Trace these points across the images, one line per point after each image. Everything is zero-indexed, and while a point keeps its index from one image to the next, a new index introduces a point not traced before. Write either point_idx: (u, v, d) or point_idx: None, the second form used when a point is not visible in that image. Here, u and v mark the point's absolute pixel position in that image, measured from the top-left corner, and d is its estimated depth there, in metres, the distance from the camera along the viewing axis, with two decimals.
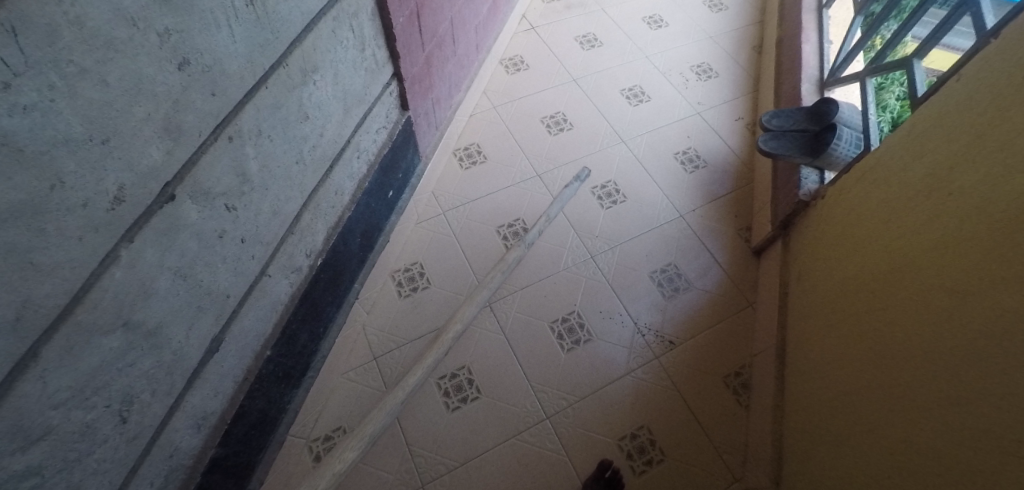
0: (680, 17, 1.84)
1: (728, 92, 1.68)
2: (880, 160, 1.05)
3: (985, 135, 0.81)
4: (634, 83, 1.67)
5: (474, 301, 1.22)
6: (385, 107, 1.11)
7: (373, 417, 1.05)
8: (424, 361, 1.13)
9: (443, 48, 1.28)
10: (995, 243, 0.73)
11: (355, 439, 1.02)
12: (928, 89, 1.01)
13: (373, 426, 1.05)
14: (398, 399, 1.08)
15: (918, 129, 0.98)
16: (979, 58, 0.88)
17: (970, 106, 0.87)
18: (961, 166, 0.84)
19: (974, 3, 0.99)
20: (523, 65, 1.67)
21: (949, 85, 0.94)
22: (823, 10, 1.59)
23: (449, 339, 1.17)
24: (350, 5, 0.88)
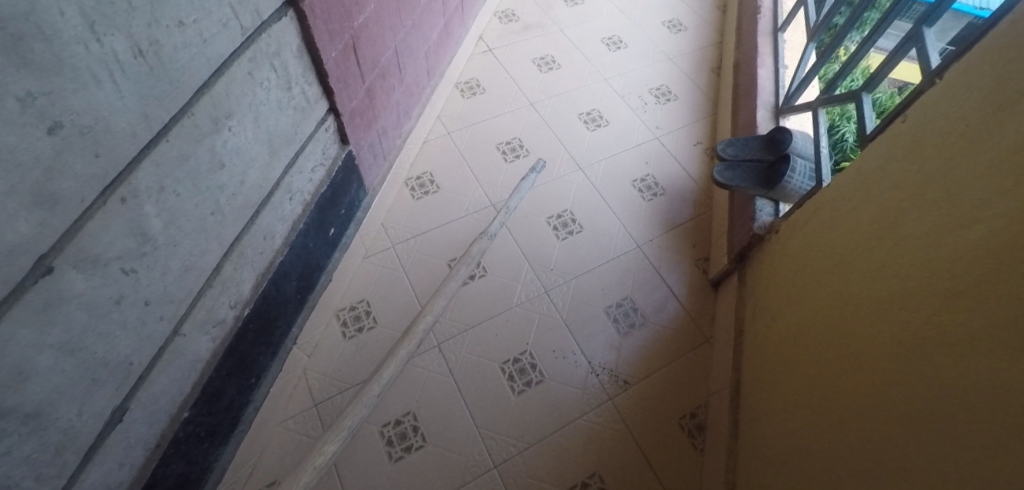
0: (640, 38, 1.81)
1: (686, 116, 1.66)
2: (830, 199, 1.03)
3: (929, 184, 0.79)
4: (592, 106, 1.64)
5: (443, 294, 1.22)
6: (321, 144, 1.06)
7: (351, 410, 1.03)
8: (397, 357, 1.12)
9: (387, 78, 1.23)
10: (940, 303, 0.70)
11: (335, 434, 1.00)
12: (877, 127, 0.99)
13: (352, 420, 1.03)
14: (374, 392, 1.06)
15: (869, 167, 0.94)
16: (925, 102, 0.86)
17: (919, 150, 0.84)
18: (908, 216, 0.81)
19: (920, 39, 0.96)
20: (478, 89, 1.64)
21: (896, 127, 0.91)
22: (778, 33, 1.58)
23: (418, 334, 1.16)
24: (270, 44, 0.83)
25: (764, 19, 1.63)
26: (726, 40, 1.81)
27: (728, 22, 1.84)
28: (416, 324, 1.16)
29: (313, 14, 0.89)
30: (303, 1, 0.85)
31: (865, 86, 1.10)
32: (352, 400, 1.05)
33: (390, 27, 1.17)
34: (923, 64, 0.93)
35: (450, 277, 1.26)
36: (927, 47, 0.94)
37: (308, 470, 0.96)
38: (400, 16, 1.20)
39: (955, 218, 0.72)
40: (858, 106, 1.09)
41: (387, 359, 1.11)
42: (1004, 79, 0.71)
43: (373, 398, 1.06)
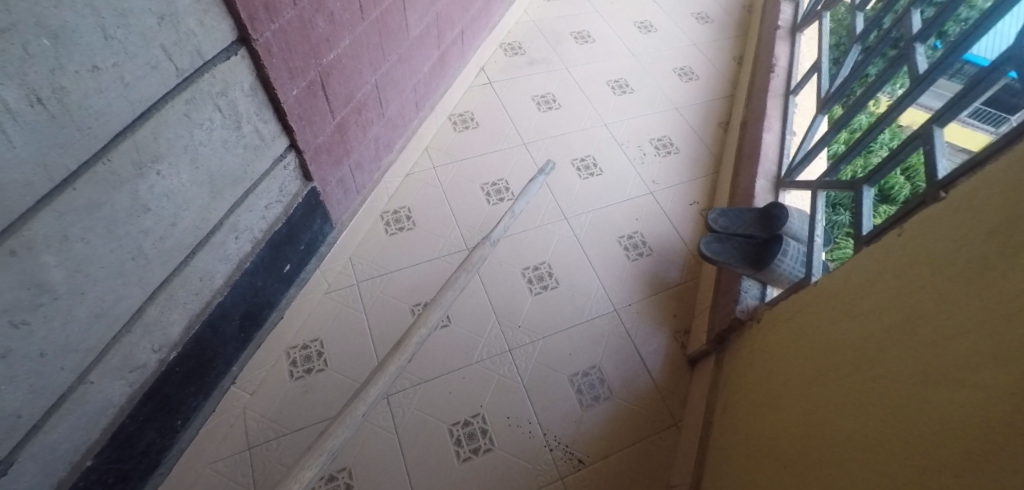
0: (647, 85, 1.76)
1: (685, 171, 1.59)
2: (813, 301, 0.92)
3: (907, 318, 0.67)
4: (587, 153, 1.58)
5: (438, 307, 1.18)
6: (278, 182, 1.01)
7: (334, 433, 0.95)
8: (388, 370, 1.07)
9: (364, 113, 1.18)
10: (905, 477, 0.59)
11: (314, 457, 0.90)
12: (873, 230, 0.88)
13: (334, 442, 0.94)
14: (360, 410, 0.99)
15: (867, 257, 0.81)
16: (918, 216, 0.74)
17: (920, 260, 0.69)
18: (884, 352, 0.69)
19: (929, 139, 0.85)
20: (472, 123, 1.61)
21: (888, 237, 0.78)
22: (789, 96, 1.51)
23: (413, 345, 1.12)
24: (215, 84, 0.78)
25: (777, 79, 1.56)
26: (736, 97, 1.76)
27: (741, 79, 1.79)
28: (412, 334, 1.11)
29: (269, 54, 0.84)
30: (255, 40, 0.80)
31: (867, 179, 0.98)
32: (335, 419, 0.97)
33: (371, 62, 1.12)
34: (927, 169, 0.81)
35: (450, 284, 1.23)
36: (935, 151, 0.83)
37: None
38: (384, 51, 1.15)
39: (930, 378, 0.61)
40: (857, 202, 0.98)
41: (377, 373, 1.05)
42: (1004, 223, 0.58)
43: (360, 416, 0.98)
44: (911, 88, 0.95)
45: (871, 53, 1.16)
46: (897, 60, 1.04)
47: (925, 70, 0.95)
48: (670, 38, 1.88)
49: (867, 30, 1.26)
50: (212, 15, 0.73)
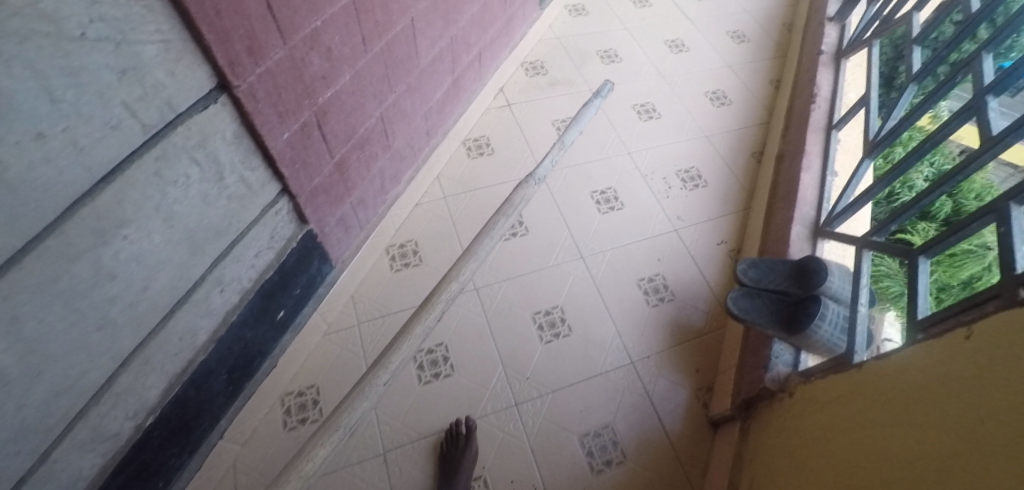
0: (676, 110, 1.65)
1: (713, 206, 1.48)
2: (852, 387, 0.84)
3: (962, 442, 0.59)
4: (608, 184, 1.47)
5: (475, 256, 1.17)
6: (269, 228, 0.93)
7: (351, 405, 0.93)
8: (414, 333, 1.04)
9: (367, 148, 1.10)
10: None
11: (328, 433, 0.88)
12: (933, 317, 0.77)
13: (350, 417, 0.91)
14: (381, 380, 0.97)
15: (915, 360, 0.73)
16: (984, 317, 0.65)
17: (978, 373, 0.61)
18: (932, 475, 0.61)
19: (1007, 220, 0.73)
20: (487, 149, 1.52)
21: (953, 335, 0.68)
22: (830, 131, 1.40)
23: (441, 303, 1.09)
24: (190, 137, 0.70)
25: (818, 111, 1.45)
26: (771, 126, 1.65)
27: (778, 107, 1.67)
28: (439, 293, 1.08)
29: (253, 100, 0.76)
30: (237, 86, 0.72)
31: (923, 249, 0.87)
32: (354, 389, 0.96)
33: (376, 95, 1.04)
34: (1005, 257, 0.70)
35: (487, 231, 1.22)
36: (1015, 236, 0.71)
37: (311, 463, 0.84)
38: (391, 81, 1.07)
39: None
40: (912, 274, 0.87)
41: (402, 336, 1.03)
42: None
43: (380, 386, 0.97)
44: (980, 151, 0.82)
45: (928, 98, 1.03)
46: (964, 112, 0.91)
47: (997, 131, 0.82)
48: (703, 59, 1.78)
49: (924, 69, 1.12)
50: (184, 63, 0.65)
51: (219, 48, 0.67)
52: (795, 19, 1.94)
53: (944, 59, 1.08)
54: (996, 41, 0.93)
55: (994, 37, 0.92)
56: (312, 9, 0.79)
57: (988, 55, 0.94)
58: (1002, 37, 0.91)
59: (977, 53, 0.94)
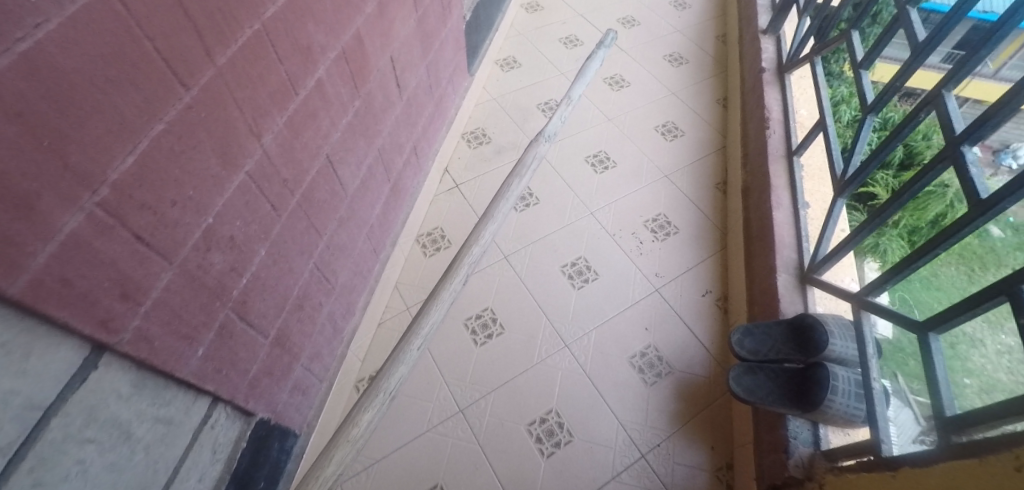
0: (629, 152, 1.61)
1: (689, 254, 1.41)
2: None
3: None
4: (578, 254, 1.38)
5: (492, 217, 1.12)
6: (208, 446, 0.78)
7: (391, 370, 0.89)
8: (438, 303, 0.97)
9: (308, 304, 0.98)
10: None
11: (371, 399, 0.85)
12: (969, 422, 0.67)
13: (390, 382, 0.88)
14: (414, 347, 0.92)
15: (962, 481, 0.60)
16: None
17: None
18: None
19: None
20: (443, 242, 1.42)
21: (997, 459, 0.57)
22: (793, 157, 1.34)
23: (464, 267, 1.02)
24: (74, 416, 0.56)
25: (775, 139, 1.40)
26: (727, 150, 1.64)
27: (730, 127, 1.67)
28: (460, 257, 1.00)
29: (148, 341, 0.63)
30: (119, 340, 0.59)
31: (932, 325, 0.77)
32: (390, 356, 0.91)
33: (304, 252, 0.92)
34: None
35: (504, 193, 1.19)
36: None
37: (358, 429, 0.82)
38: (320, 227, 0.95)
39: None
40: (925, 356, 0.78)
41: (429, 304, 0.97)
42: None
43: (414, 353, 0.92)
44: (969, 217, 0.73)
45: (890, 138, 0.96)
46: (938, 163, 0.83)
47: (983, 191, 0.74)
48: (647, 92, 1.78)
49: (878, 100, 1.05)
50: (36, 357, 0.50)
51: (81, 318, 0.54)
52: (726, 30, 1.98)
53: (898, 89, 1.02)
54: (954, 77, 0.86)
55: (951, 73, 0.86)
56: (199, 212, 0.66)
57: (949, 92, 0.87)
58: (962, 73, 0.84)
59: (937, 91, 0.87)
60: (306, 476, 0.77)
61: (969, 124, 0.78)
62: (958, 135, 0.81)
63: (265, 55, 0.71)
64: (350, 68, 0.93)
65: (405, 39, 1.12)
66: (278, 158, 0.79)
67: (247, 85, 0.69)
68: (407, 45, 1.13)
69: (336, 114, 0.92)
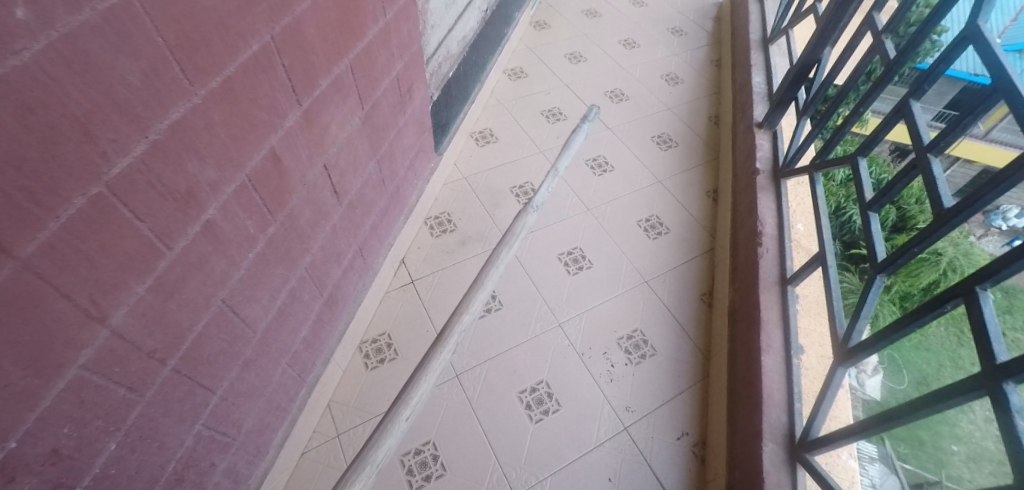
0: (607, 252, 1.45)
1: (666, 383, 1.25)
2: None
3: None
4: (539, 377, 1.22)
5: (481, 289, 0.98)
6: None
7: (383, 435, 0.74)
8: (429, 371, 0.82)
9: (193, 472, 0.79)
10: None
11: (354, 473, 0.69)
12: None
13: (380, 452, 0.72)
14: (406, 416, 0.76)
15: None
16: None
17: None
18: None
19: None
20: (389, 352, 1.24)
21: None
22: (787, 286, 1.16)
23: (452, 339, 0.88)
24: None
25: (767, 257, 1.23)
26: (715, 255, 1.48)
27: (719, 227, 1.52)
28: (450, 326, 0.87)
29: None
30: None
31: None
32: (378, 424, 0.75)
33: (183, 420, 0.73)
34: None
35: (492, 261, 1.06)
36: None
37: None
38: (209, 383, 0.76)
39: None
40: None
41: (419, 371, 0.82)
42: None
43: (403, 427, 0.75)
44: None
45: (903, 323, 0.78)
46: (973, 391, 0.64)
47: None
48: (632, 179, 1.63)
49: (888, 262, 0.84)
50: None
51: None
52: (719, 111, 1.86)
53: (914, 257, 0.80)
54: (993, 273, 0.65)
55: (990, 270, 0.65)
56: None
57: (987, 290, 0.66)
58: (1003, 274, 0.63)
59: (970, 287, 0.67)
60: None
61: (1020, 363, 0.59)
62: (1002, 365, 0.61)
63: (112, 219, 0.53)
64: (264, 194, 0.75)
65: (345, 140, 0.96)
66: (139, 332, 0.60)
67: (81, 264, 0.51)
68: (350, 145, 0.98)
69: (240, 250, 0.74)
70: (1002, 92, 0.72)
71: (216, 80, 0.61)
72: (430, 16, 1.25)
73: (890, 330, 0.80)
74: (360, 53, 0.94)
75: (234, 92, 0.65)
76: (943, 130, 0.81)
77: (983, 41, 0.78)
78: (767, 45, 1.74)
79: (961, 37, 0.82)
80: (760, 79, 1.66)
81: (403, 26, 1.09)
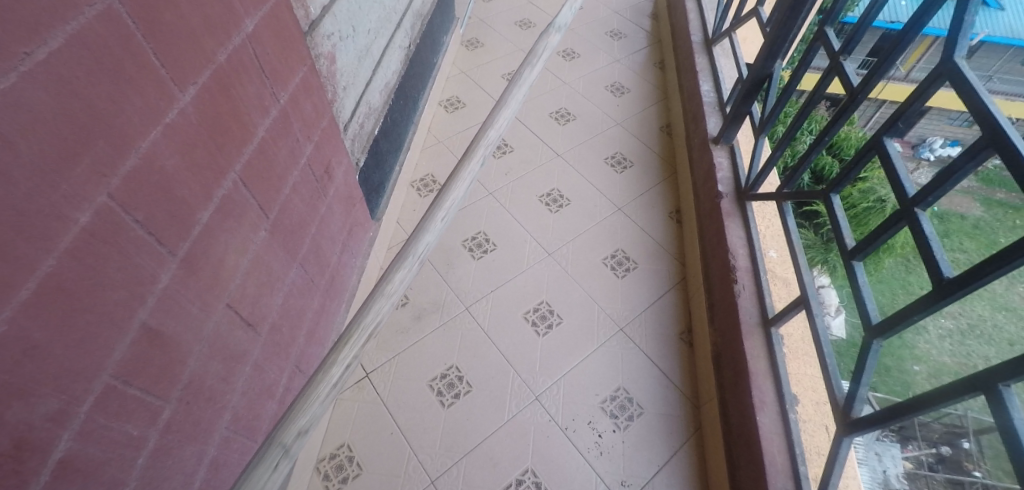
0: (577, 301, 1.34)
1: (661, 446, 1.15)
2: None
3: None
4: (523, 465, 1.10)
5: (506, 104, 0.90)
6: None
7: (425, 224, 0.72)
8: (462, 176, 0.79)
9: None
10: None
11: (402, 259, 0.68)
12: None
13: (425, 239, 0.72)
14: (442, 215, 0.74)
15: None
16: None
17: None
18: None
19: None
20: (350, 467, 1.08)
21: None
22: (770, 328, 1.07)
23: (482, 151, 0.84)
24: None
25: (744, 293, 1.13)
26: (688, 284, 1.38)
27: (688, 253, 1.41)
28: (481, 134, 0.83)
29: None
30: None
31: None
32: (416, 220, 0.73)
33: None
34: None
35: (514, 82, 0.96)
36: None
37: (371, 328, 0.63)
38: None
39: None
40: None
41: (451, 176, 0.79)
42: None
43: (442, 223, 0.74)
44: None
45: (911, 405, 0.69)
46: None
47: None
48: (591, 210, 1.52)
49: (885, 328, 0.76)
50: None
51: None
52: (670, 118, 1.77)
53: (913, 324, 0.72)
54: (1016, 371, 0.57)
55: (1016, 366, 0.57)
56: None
57: (1010, 385, 0.59)
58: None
59: (992, 382, 0.60)
60: (299, 396, 0.57)
61: None
62: None
63: None
64: (139, 385, 0.59)
65: (250, 263, 0.79)
66: None
67: None
68: (256, 266, 0.81)
69: (117, 464, 0.57)
70: (995, 148, 0.63)
71: (26, 288, 0.45)
72: (340, 77, 1.07)
73: (896, 411, 0.72)
74: (251, 158, 0.77)
75: (64, 288, 0.48)
76: (929, 182, 0.72)
77: (966, 83, 0.69)
78: (710, 48, 1.66)
79: (936, 73, 0.73)
80: (708, 87, 1.57)
81: (306, 103, 0.92)
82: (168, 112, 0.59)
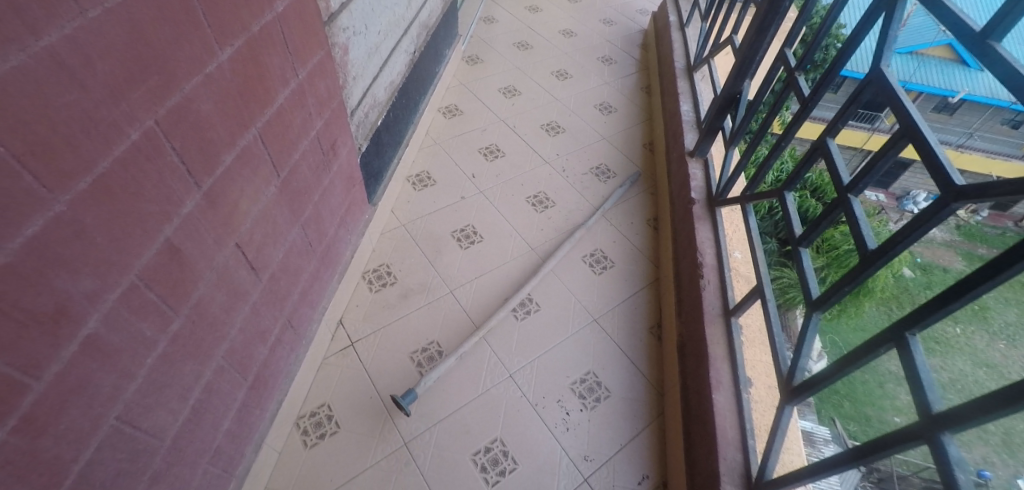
0: (554, 292, 1.43)
1: (625, 426, 1.22)
2: None
3: None
4: (494, 434, 1.17)
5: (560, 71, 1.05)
6: None
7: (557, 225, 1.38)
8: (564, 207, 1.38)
9: None
10: None
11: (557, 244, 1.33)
12: None
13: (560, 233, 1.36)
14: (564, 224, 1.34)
15: None
16: None
17: None
18: None
19: None
20: (329, 425, 1.15)
21: None
22: (730, 318, 1.16)
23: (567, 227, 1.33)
24: None
25: (709, 288, 1.23)
26: (659, 284, 1.49)
27: (662, 256, 1.52)
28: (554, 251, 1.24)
29: None
30: None
31: None
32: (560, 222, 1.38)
33: None
34: None
35: None
36: None
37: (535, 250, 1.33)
38: None
39: None
40: None
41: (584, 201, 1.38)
42: None
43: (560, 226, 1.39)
44: None
45: (833, 365, 0.79)
46: (912, 440, 0.63)
47: None
48: (574, 213, 1.62)
49: (823, 301, 0.86)
50: None
51: None
52: (654, 137, 1.90)
53: (845, 295, 0.81)
54: (923, 322, 0.65)
55: (916, 317, 0.65)
56: None
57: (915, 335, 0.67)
58: (931, 324, 0.64)
59: (900, 333, 0.67)
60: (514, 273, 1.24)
61: (953, 412, 0.58)
62: (937, 416, 0.60)
63: None
64: (159, 291, 0.67)
65: (261, 212, 0.88)
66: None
67: None
68: (265, 217, 0.90)
69: (133, 357, 0.65)
70: (911, 138, 0.74)
71: (84, 182, 0.54)
72: (352, 67, 1.19)
73: (823, 373, 0.81)
74: (271, 120, 0.87)
75: (114, 189, 0.58)
76: (859, 172, 0.83)
77: (890, 87, 0.80)
78: (692, 74, 1.81)
79: (867, 79, 0.85)
80: (688, 107, 1.71)
81: (321, 84, 1.03)
82: (209, 64, 0.69)
